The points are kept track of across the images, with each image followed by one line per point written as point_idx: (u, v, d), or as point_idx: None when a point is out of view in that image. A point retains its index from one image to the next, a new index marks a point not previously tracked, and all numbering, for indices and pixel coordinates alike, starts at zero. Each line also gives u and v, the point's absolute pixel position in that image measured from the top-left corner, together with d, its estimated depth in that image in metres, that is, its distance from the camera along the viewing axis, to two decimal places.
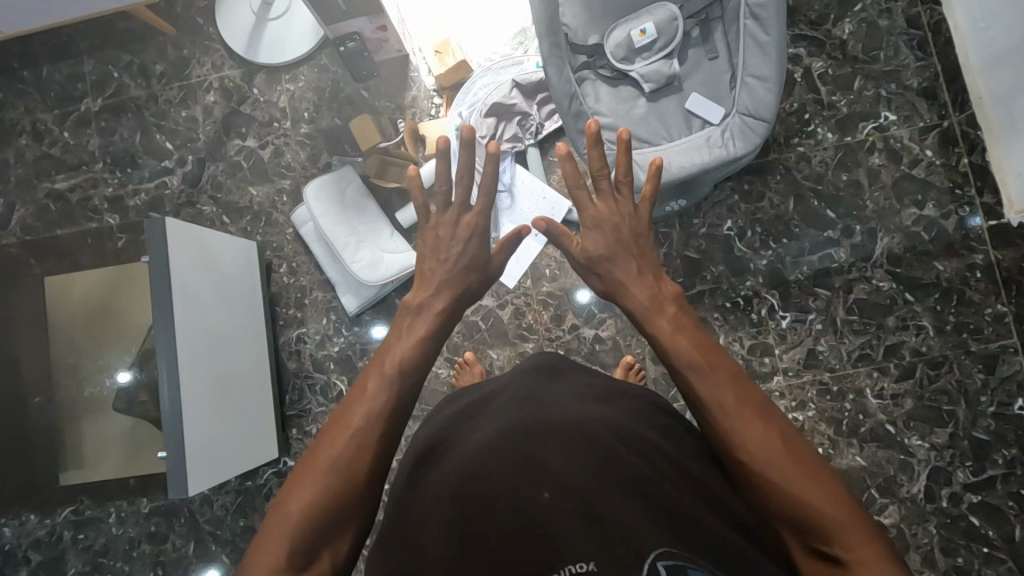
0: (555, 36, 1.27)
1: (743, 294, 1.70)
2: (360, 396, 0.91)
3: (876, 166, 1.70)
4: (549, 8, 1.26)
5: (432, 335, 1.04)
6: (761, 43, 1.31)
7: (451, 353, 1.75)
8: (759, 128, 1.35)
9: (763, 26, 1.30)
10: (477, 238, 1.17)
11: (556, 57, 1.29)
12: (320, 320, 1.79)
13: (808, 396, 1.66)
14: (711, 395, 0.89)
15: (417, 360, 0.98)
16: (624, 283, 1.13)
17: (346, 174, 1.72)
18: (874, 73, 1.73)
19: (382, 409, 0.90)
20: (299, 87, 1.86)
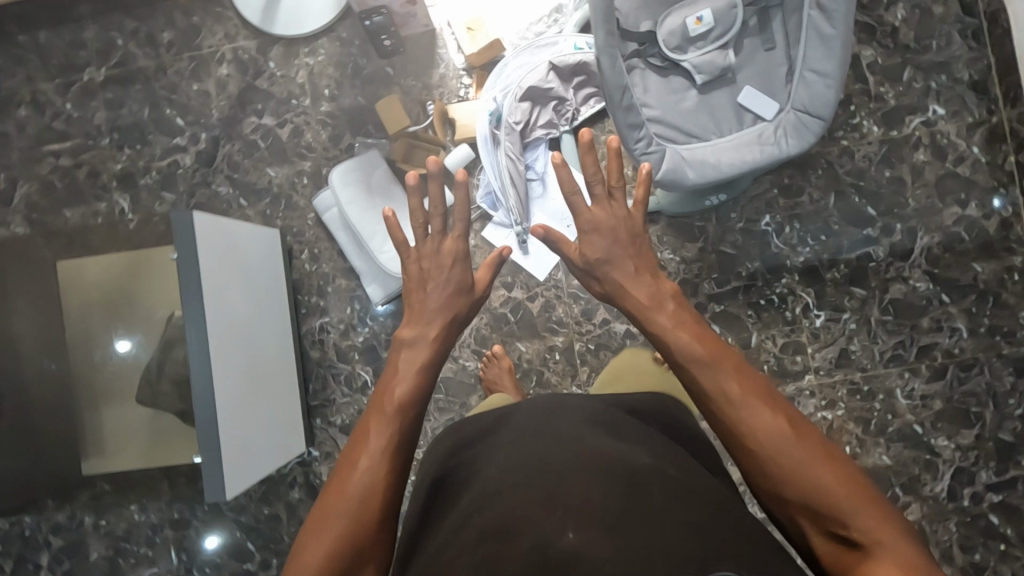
0: (611, 24, 1.19)
1: (778, 291, 1.67)
2: (364, 442, 0.94)
3: (921, 162, 1.65)
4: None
5: (425, 367, 1.05)
6: (825, 35, 1.24)
7: (479, 346, 1.71)
8: (814, 126, 1.30)
9: (829, 17, 1.23)
10: (462, 267, 1.14)
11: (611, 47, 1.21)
12: (344, 309, 1.74)
13: (838, 396, 1.65)
14: (716, 390, 0.90)
15: (410, 398, 1.00)
16: (623, 280, 1.09)
17: (372, 158, 1.63)
18: (925, 64, 1.66)
19: (385, 452, 0.94)
20: (319, 61, 1.76)
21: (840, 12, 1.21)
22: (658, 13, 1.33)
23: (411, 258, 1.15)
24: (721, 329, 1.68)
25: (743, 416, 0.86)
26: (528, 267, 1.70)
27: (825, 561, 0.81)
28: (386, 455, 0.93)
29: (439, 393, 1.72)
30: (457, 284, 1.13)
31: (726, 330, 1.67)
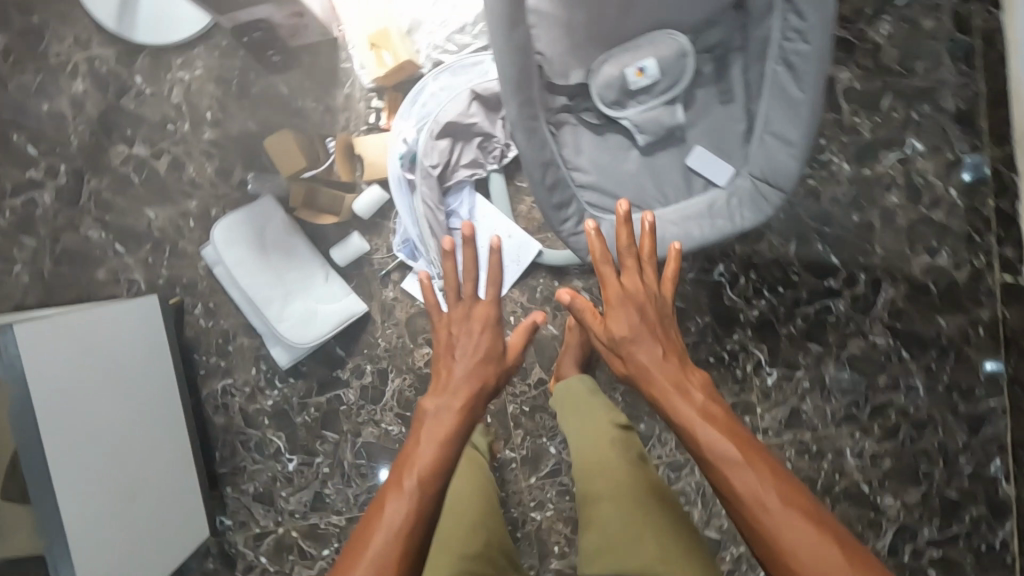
0: (526, 90, 0.94)
1: (729, 348, 1.53)
2: (408, 474, 1.01)
3: (892, 205, 1.47)
4: (518, 53, 0.91)
5: (462, 427, 1.10)
6: (790, 97, 1.02)
7: (402, 409, 1.55)
8: (771, 199, 1.09)
9: (797, 77, 1.00)
10: (490, 334, 1.19)
11: (527, 117, 0.97)
12: (249, 371, 1.54)
13: (785, 455, 1.55)
14: (752, 499, 0.86)
15: (451, 451, 1.06)
16: (649, 363, 1.01)
17: (265, 207, 1.40)
18: (907, 90, 1.44)
19: (425, 488, 1.00)
20: (197, 77, 1.45)
21: (808, 73, 0.98)
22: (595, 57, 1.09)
23: (440, 322, 1.21)
24: None
25: (783, 533, 0.82)
26: None
27: None
28: (424, 490, 0.99)
29: (360, 458, 1.56)
30: (484, 354, 1.18)
31: None
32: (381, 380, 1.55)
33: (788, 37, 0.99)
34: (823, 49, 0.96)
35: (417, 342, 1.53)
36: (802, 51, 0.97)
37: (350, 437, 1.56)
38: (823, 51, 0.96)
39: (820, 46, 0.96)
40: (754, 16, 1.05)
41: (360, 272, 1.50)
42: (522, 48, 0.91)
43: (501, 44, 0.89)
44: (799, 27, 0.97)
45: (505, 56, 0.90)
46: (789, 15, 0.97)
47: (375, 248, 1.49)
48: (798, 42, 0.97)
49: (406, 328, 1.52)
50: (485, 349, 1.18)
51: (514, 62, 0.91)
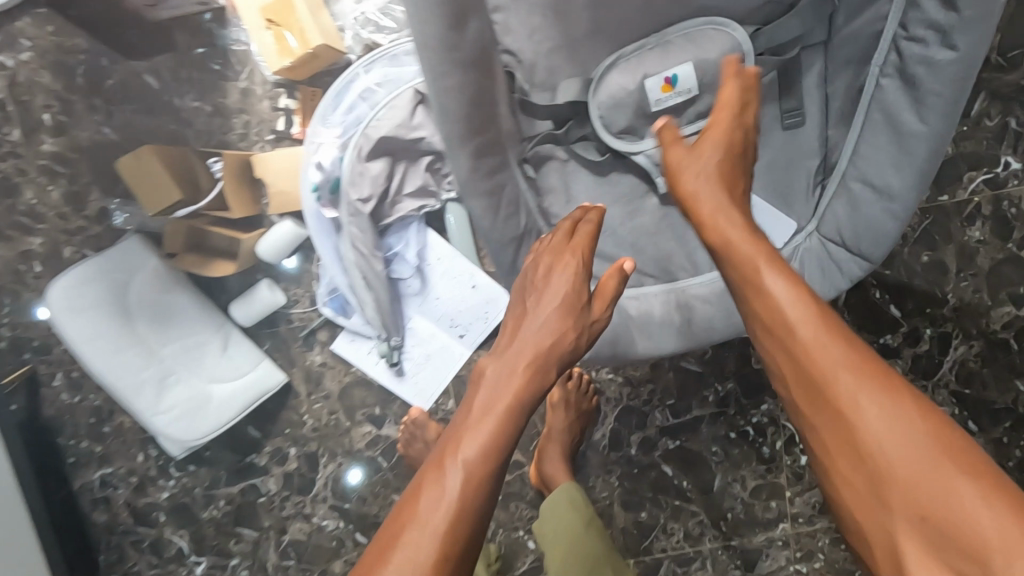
0: (487, 132, 0.60)
1: (754, 421, 1.20)
2: (432, 491, 0.56)
3: (975, 242, 1.12)
4: (469, 79, 0.56)
5: (519, 409, 0.61)
6: (903, 130, 0.68)
7: (339, 500, 1.21)
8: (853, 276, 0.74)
9: (919, 100, 0.67)
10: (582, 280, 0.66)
11: (488, 175, 0.62)
12: (134, 457, 1.18)
13: (818, 546, 1.23)
14: (846, 409, 0.54)
15: (502, 445, 0.59)
16: (729, 240, 0.64)
17: (129, 254, 0.99)
18: (1005, 90, 1.08)
19: (463, 501, 0.55)
20: (22, 61, 1.01)
21: (944, 98, 0.65)
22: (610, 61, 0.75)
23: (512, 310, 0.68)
24: (674, 472, 1.22)
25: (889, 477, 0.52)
26: (408, 396, 1.16)
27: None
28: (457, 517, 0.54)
29: (287, 559, 1.22)
30: (566, 302, 0.65)
31: (681, 472, 1.22)
32: (310, 465, 1.19)
33: (914, 39, 0.67)
34: (972, 60, 0.63)
35: (354, 419, 1.17)
36: (941, 61, 0.65)
37: (274, 534, 1.22)
38: (968, 64, 0.64)
39: (970, 55, 0.63)
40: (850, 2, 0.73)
41: (275, 331, 1.13)
42: (472, 69, 0.56)
43: (442, 64, 0.55)
44: (939, 24, 0.64)
45: (439, 89, 0.55)
46: (924, 2, 0.65)
47: (294, 300, 1.11)
48: (931, 46, 0.66)
49: (339, 402, 1.16)
50: (567, 288, 0.65)
51: (462, 93, 0.56)
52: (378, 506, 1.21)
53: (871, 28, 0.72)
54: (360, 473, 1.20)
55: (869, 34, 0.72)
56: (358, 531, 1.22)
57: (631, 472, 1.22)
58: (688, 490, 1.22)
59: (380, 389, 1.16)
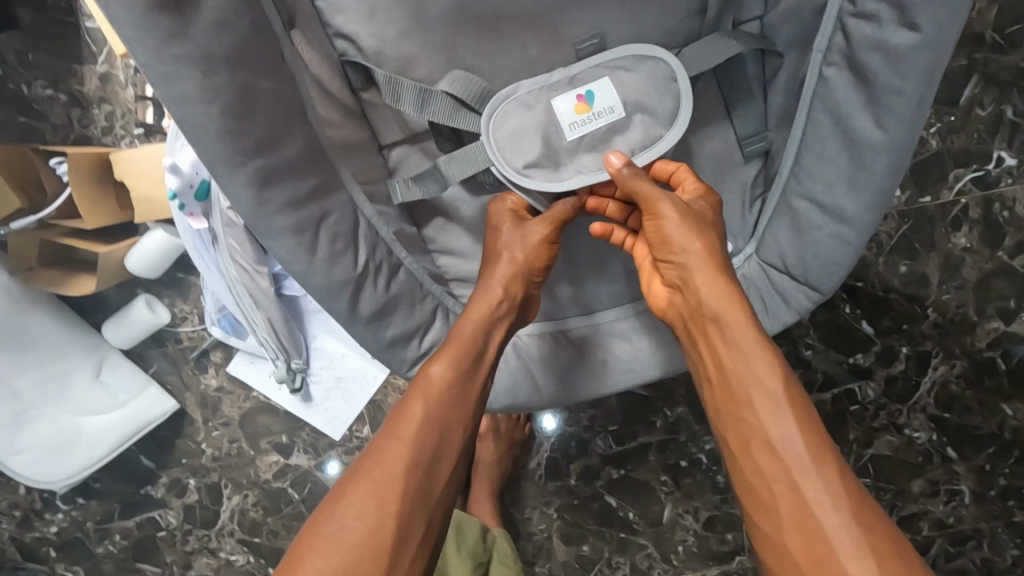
0: (277, 152, 0.45)
1: (708, 449, 1.08)
2: (379, 451, 0.50)
3: (960, 250, 0.98)
4: (232, 83, 0.42)
5: (454, 378, 0.54)
6: (857, 139, 0.55)
7: (247, 534, 1.07)
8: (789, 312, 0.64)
9: (874, 99, 0.54)
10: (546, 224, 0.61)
11: (296, 209, 0.47)
12: (19, 487, 1.07)
13: None
14: (810, 512, 0.48)
15: (457, 396, 0.54)
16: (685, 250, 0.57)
17: None
18: (1001, 72, 0.92)
19: (415, 453, 0.50)
20: None
21: (905, 97, 0.52)
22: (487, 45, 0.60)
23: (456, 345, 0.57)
24: (618, 503, 1.09)
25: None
26: (316, 423, 1.03)
27: None
28: (412, 469, 0.49)
29: None
30: (512, 251, 0.60)
31: (627, 503, 1.09)
32: (212, 497, 1.06)
33: (864, 16, 0.53)
34: (940, 45, 0.50)
35: (259, 448, 1.04)
36: (900, 47, 0.51)
37: (177, 570, 1.09)
38: (936, 50, 0.50)
39: (937, 38, 0.50)
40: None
41: (163, 351, 1.00)
42: (236, 68, 0.42)
43: (182, 66, 0.40)
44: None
45: (176, 100, 0.41)
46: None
47: (181, 318, 0.98)
48: (886, 28, 0.52)
49: (240, 430, 1.04)
50: (506, 241, 0.60)
51: (229, 102, 0.42)
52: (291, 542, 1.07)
53: (813, 1, 0.58)
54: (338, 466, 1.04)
55: (813, 8, 0.58)
56: (271, 566, 1.07)
57: (571, 503, 1.09)
58: (634, 522, 1.09)
59: (286, 415, 1.03)
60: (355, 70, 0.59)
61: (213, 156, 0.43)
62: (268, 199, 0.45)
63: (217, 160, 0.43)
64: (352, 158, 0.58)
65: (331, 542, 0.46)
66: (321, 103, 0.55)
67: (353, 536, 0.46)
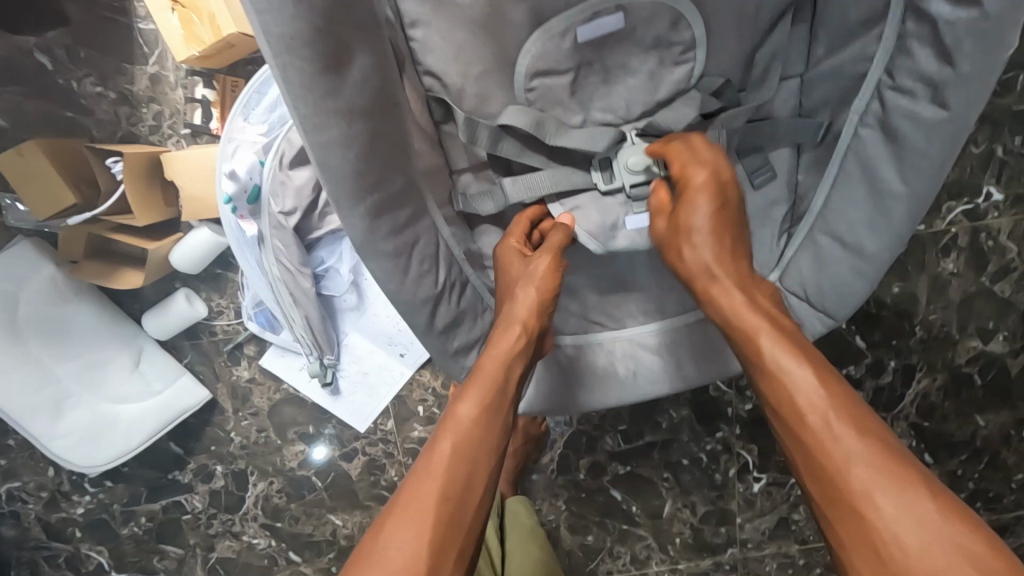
0: (389, 186, 0.50)
1: (708, 449, 1.16)
2: (415, 483, 0.52)
3: (947, 274, 1.06)
4: (366, 131, 0.47)
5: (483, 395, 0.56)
6: (882, 189, 0.62)
7: (270, 519, 1.12)
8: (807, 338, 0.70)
9: (900, 158, 0.61)
10: (546, 250, 0.64)
11: (398, 234, 0.52)
12: (46, 470, 1.10)
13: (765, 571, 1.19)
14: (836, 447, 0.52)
15: (485, 428, 0.56)
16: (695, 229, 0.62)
17: (21, 256, 0.89)
18: (995, 114, 1.01)
19: (446, 485, 0.52)
20: None
21: (930, 158, 0.59)
22: (551, 100, 0.65)
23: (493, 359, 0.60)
24: (622, 497, 1.17)
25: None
26: (343, 415, 1.08)
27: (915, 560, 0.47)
28: (445, 500, 0.51)
29: None
30: (531, 311, 0.61)
31: (631, 497, 1.17)
32: (238, 484, 1.11)
33: (901, 90, 0.61)
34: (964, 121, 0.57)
35: (286, 438, 1.09)
36: (929, 119, 0.59)
37: (200, 552, 1.13)
38: (959, 124, 0.58)
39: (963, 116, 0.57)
40: (830, 33, 0.67)
41: (197, 343, 1.03)
42: (371, 119, 0.47)
43: (329, 115, 0.45)
44: (930, 77, 0.58)
45: (322, 145, 0.45)
46: (916, 51, 0.59)
47: (217, 312, 1.02)
48: (920, 102, 0.59)
49: (268, 420, 1.08)
50: (526, 305, 0.61)
51: (360, 146, 0.47)
52: (313, 526, 1.12)
53: (852, 67, 0.66)
54: (325, 450, 1.09)
55: (856, 73, 0.65)
56: (291, 550, 1.13)
57: (578, 496, 1.16)
58: (636, 515, 1.17)
59: (314, 407, 1.08)
60: (439, 104, 0.63)
61: (337, 192, 0.48)
62: (378, 228, 0.50)
63: (340, 194, 0.48)
64: (435, 180, 0.61)
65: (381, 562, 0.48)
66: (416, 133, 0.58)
67: (399, 561, 0.48)
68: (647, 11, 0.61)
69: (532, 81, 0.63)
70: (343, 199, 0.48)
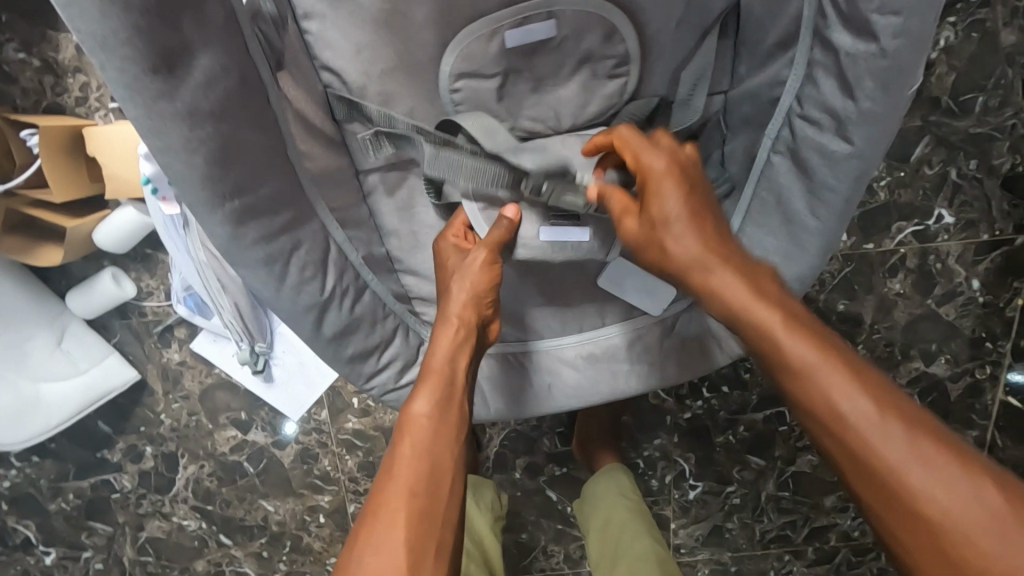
0: (254, 192, 0.49)
1: (646, 455, 1.16)
2: (381, 484, 0.49)
3: (894, 295, 1.05)
4: (215, 134, 0.45)
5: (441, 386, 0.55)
6: (796, 221, 0.61)
7: (200, 502, 1.11)
8: (720, 357, 0.72)
9: (813, 191, 0.60)
10: (481, 247, 0.63)
11: (268, 241, 0.51)
12: None
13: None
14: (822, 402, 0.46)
15: (445, 413, 0.54)
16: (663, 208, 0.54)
17: None
18: (953, 137, 0.99)
19: (411, 482, 0.49)
20: None
21: (838, 195, 0.58)
22: (477, 104, 0.62)
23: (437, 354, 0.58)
24: (559, 498, 1.16)
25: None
26: (276, 403, 1.06)
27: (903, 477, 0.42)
28: (412, 496, 0.48)
29: (145, 555, 1.13)
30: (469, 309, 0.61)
31: (567, 498, 1.16)
32: (168, 465, 1.09)
33: (807, 119, 0.59)
34: (871, 158, 0.56)
35: (218, 422, 1.07)
36: (837, 153, 0.57)
37: (129, 530, 1.12)
38: (865, 161, 0.57)
39: (868, 152, 0.56)
40: (755, 53, 0.64)
41: (126, 323, 1.01)
42: (222, 121, 0.45)
43: (169, 119, 0.43)
44: (834, 109, 0.57)
45: (161, 150, 0.44)
46: (821, 80, 0.58)
47: (147, 293, 1.00)
48: (825, 133, 0.58)
49: (200, 404, 1.06)
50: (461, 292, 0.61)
51: (209, 150, 0.45)
52: (244, 511, 1.11)
53: (769, 92, 0.63)
54: (296, 426, 1.07)
55: (770, 97, 0.63)
56: (222, 533, 1.12)
57: (515, 495, 1.16)
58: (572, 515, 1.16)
59: (246, 393, 1.06)
60: (338, 102, 0.60)
61: (191, 197, 0.47)
62: (242, 237, 0.49)
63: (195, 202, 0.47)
64: (327, 187, 0.59)
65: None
66: (300, 138, 0.57)
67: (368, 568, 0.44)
68: (578, 20, 0.58)
69: (454, 83, 0.61)
70: (197, 205, 0.47)
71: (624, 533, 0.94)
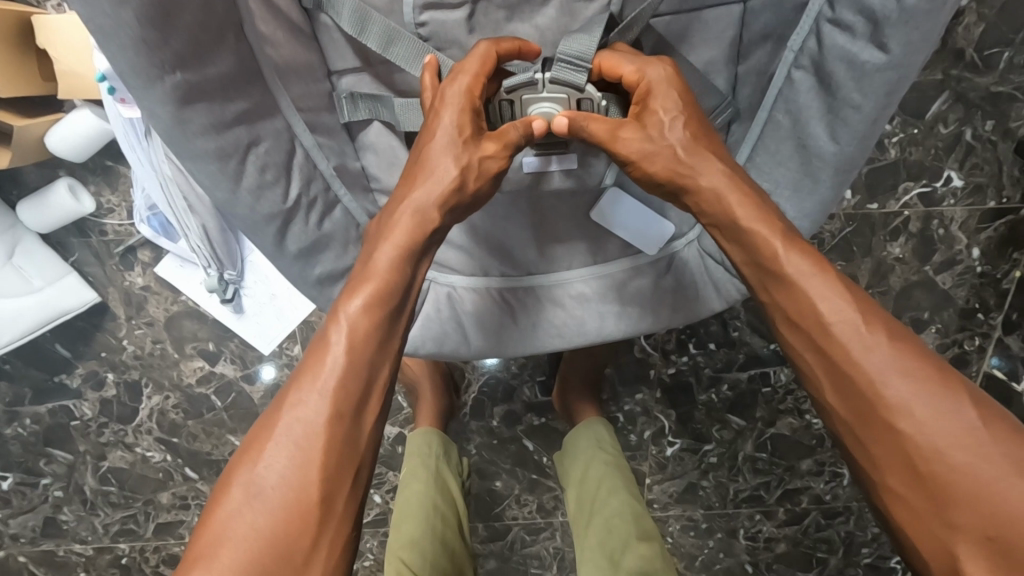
0: (202, 70, 0.46)
1: (626, 410, 1.14)
2: (296, 399, 0.44)
3: (892, 259, 1.01)
4: None
5: (394, 282, 0.48)
6: (811, 147, 0.59)
7: (166, 434, 1.05)
8: (715, 303, 0.68)
9: (833, 110, 0.57)
10: (456, 109, 0.52)
11: (220, 132, 0.48)
12: None
13: (666, 530, 1.18)
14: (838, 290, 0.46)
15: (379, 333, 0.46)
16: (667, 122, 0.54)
17: None
18: (972, 94, 0.94)
19: (338, 400, 0.44)
20: None
21: (861, 113, 0.55)
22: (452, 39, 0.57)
23: (380, 237, 0.49)
24: (535, 448, 1.14)
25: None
26: (246, 334, 1.01)
27: (905, 364, 0.43)
28: (334, 419, 0.44)
29: (107, 486, 1.07)
30: (464, 170, 0.51)
31: (545, 448, 1.14)
32: (131, 395, 1.04)
33: (840, 24, 0.55)
34: (902, 71, 0.53)
35: (183, 352, 1.02)
36: (867, 63, 0.53)
37: (90, 460, 1.06)
38: (897, 74, 0.53)
39: (904, 61, 0.52)
40: None
41: (85, 241, 0.97)
42: None
43: None
44: (871, 11, 0.52)
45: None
46: None
47: (108, 210, 0.95)
48: (857, 40, 0.54)
49: (165, 332, 1.01)
50: (450, 146, 0.51)
51: (142, 6, 0.41)
52: (211, 446, 1.06)
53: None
54: (274, 371, 1.02)
55: (794, 2, 0.57)
56: (188, 466, 1.07)
57: (492, 443, 1.13)
58: (547, 466, 1.13)
59: (215, 323, 1.01)
60: None
61: (125, 66, 0.43)
62: (189, 117, 0.46)
63: (129, 71, 0.43)
64: (291, 80, 0.54)
65: (260, 496, 0.42)
66: (261, 18, 0.51)
67: (281, 489, 0.42)
68: None
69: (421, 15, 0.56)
70: (131, 77, 0.43)
71: (602, 487, 0.91)
